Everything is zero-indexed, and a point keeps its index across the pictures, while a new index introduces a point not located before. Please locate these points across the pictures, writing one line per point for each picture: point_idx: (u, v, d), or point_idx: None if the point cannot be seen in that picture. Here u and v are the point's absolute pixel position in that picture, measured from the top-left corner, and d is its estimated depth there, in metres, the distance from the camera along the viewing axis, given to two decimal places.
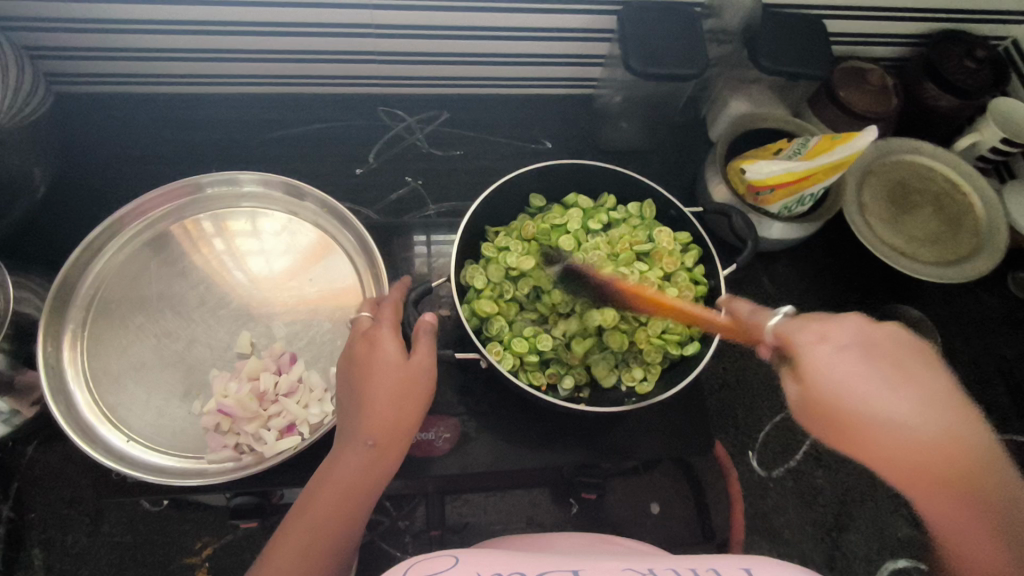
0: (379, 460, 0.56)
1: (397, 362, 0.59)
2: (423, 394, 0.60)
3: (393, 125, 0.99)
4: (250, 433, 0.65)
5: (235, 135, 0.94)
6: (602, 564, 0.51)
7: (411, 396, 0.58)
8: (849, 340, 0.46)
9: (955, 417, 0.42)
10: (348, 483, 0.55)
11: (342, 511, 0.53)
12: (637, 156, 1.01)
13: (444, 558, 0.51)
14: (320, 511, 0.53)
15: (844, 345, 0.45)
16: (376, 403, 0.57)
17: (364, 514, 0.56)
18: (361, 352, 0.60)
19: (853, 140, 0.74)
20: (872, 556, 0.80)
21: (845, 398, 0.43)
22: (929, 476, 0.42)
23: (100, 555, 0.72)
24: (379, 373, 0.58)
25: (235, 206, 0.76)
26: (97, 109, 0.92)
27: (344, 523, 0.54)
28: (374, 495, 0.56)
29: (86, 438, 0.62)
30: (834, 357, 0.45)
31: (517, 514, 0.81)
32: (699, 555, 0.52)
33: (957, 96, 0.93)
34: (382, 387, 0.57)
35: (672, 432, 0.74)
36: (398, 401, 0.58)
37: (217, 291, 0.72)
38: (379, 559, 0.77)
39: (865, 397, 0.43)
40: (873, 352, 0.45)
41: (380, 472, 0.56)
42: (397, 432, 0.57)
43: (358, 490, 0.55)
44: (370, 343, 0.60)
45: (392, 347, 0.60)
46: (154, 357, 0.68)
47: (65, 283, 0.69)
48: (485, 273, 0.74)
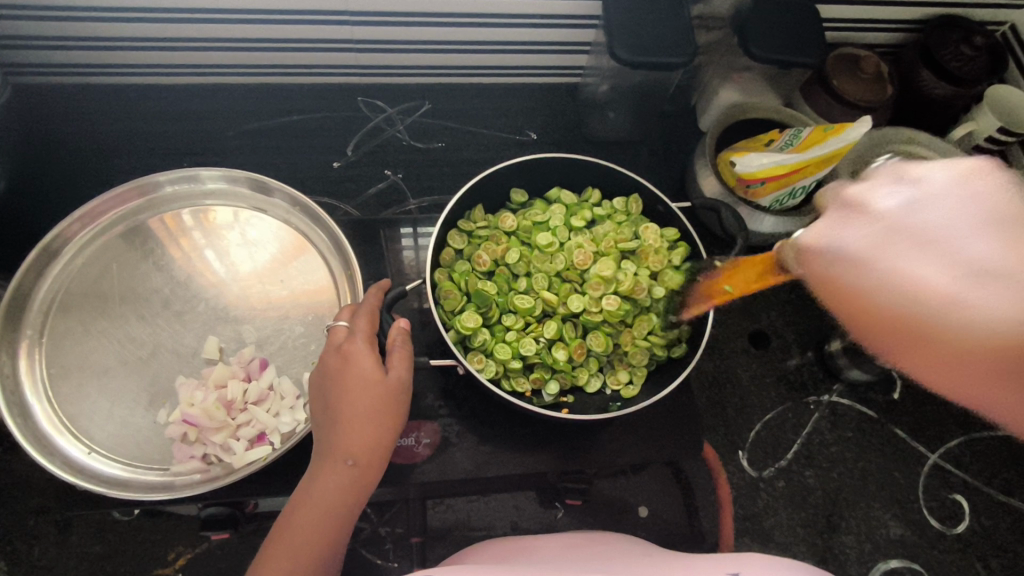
0: (360, 479, 0.54)
1: (374, 378, 0.56)
2: (402, 407, 0.58)
3: (372, 115, 0.95)
4: (218, 444, 0.62)
5: (207, 127, 0.91)
6: None
7: (390, 412, 0.56)
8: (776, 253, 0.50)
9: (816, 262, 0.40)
10: (329, 504, 0.53)
11: (321, 534, 0.53)
12: (625, 148, 0.98)
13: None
14: (298, 536, 0.52)
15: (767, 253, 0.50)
16: (351, 422, 0.55)
17: (348, 530, 0.55)
18: (335, 367, 0.57)
19: (845, 131, 0.71)
20: (864, 558, 0.79)
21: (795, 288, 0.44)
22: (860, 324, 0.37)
23: (67, 568, 0.69)
24: (355, 391, 0.56)
25: (200, 203, 0.73)
26: (61, 100, 0.88)
27: (327, 543, 0.53)
28: (354, 514, 0.55)
29: (44, 451, 0.60)
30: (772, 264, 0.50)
31: (501, 519, 0.79)
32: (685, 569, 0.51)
33: (953, 84, 0.90)
34: (357, 405, 0.55)
35: (660, 435, 0.72)
36: (376, 418, 0.56)
37: (183, 294, 0.69)
38: (359, 567, 0.75)
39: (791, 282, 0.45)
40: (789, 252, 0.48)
41: (362, 489, 0.55)
42: (377, 449, 0.55)
43: (336, 512, 0.54)
44: (344, 358, 0.57)
45: (368, 361, 0.57)
46: (117, 363, 0.65)
47: (20, 288, 0.65)
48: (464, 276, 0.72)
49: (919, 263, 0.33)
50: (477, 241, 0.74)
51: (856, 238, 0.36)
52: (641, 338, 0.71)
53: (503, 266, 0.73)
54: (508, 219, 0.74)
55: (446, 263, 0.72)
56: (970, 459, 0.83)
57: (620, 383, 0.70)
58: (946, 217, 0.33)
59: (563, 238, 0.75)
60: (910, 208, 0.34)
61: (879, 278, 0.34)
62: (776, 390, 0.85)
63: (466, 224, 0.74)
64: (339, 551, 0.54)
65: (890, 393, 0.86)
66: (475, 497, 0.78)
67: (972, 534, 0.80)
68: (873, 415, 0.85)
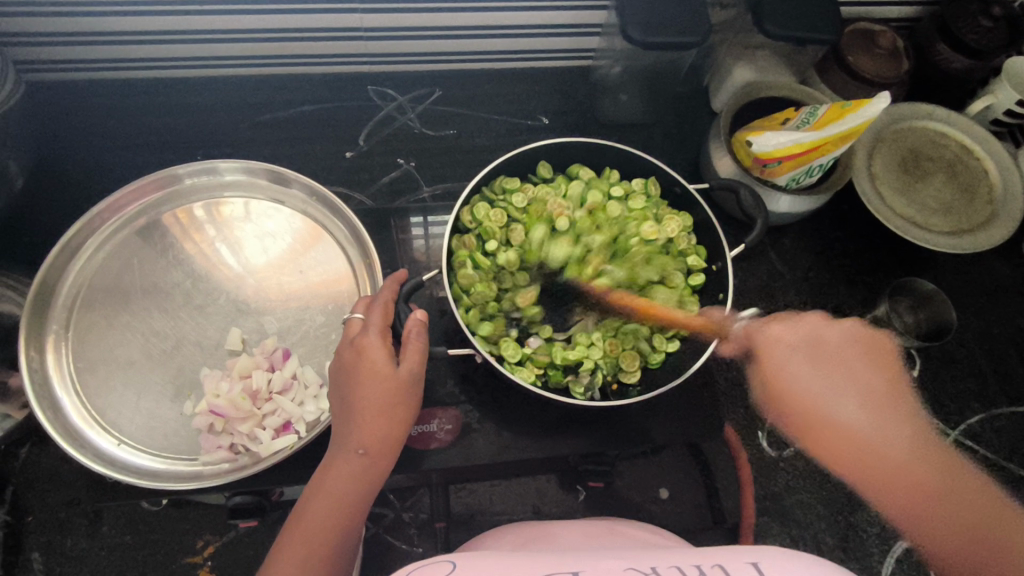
0: (369, 468, 0.55)
1: (384, 369, 0.56)
2: (414, 398, 0.58)
3: (384, 104, 0.95)
4: (244, 433, 0.63)
5: (220, 120, 0.91)
6: (602, 563, 0.50)
7: (401, 404, 0.57)
8: (796, 340, 0.66)
9: (881, 421, 0.62)
10: (341, 492, 0.54)
11: (333, 524, 0.53)
12: (639, 130, 0.98)
13: (443, 564, 0.50)
14: (312, 527, 0.53)
15: (795, 341, 0.66)
16: (364, 414, 0.55)
17: (359, 519, 0.56)
18: (350, 359, 0.58)
19: (864, 108, 0.71)
20: (885, 534, 0.79)
21: (805, 399, 0.64)
22: (891, 488, 0.59)
23: (100, 557, 0.70)
24: (367, 383, 0.56)
25: (219, 196, 0.73)
26: (76, 96, 0.88)
27: (335, 533, 0.53)
28: (365, 506, 0.56)
29: (75, 444, 0.61)
30: (789, 355, 0.66)
31: (522, 504, 0.79)
32: (704, 550, 0.51)
33: (969, 57, 0.89)
34: (370, 398, 0.56)
35: (679, 417, 0.72)
36: (388, 410, 0.56)
37: (204, 285, 0.69)
38: (383, 552, 0.75)
39: (817, 403, 0.63)
40: (812, 352, 0.66)
41: (373, 479, 0.55)
42: (388, 439, 0.56)
43: (349, 501, 0.54)
44: (357, 349, 0.58)
45: (380, 353, 0.57)
46: (142, 357, 0.66)
47: (46, 283, 0.66)
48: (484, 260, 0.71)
49: (802, 383, 0.64)
50: (499, 218, 0.72)
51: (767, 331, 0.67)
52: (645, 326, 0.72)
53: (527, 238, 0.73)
54: (528, 191, 0.74)
55: (463, 237, 0.71)
56: (989, 436, 0.83)
57: (622, 372, 0.70)
58: (822, 390, 0.63)
59: (584, 211, 0.73)
60: (802, 369, 0.65)
61: (826, 411, 0.62)
62: None
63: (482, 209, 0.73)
64: (350, 540, 0.55)
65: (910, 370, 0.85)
66: (496, 482, 0.79)
67: None
68: None
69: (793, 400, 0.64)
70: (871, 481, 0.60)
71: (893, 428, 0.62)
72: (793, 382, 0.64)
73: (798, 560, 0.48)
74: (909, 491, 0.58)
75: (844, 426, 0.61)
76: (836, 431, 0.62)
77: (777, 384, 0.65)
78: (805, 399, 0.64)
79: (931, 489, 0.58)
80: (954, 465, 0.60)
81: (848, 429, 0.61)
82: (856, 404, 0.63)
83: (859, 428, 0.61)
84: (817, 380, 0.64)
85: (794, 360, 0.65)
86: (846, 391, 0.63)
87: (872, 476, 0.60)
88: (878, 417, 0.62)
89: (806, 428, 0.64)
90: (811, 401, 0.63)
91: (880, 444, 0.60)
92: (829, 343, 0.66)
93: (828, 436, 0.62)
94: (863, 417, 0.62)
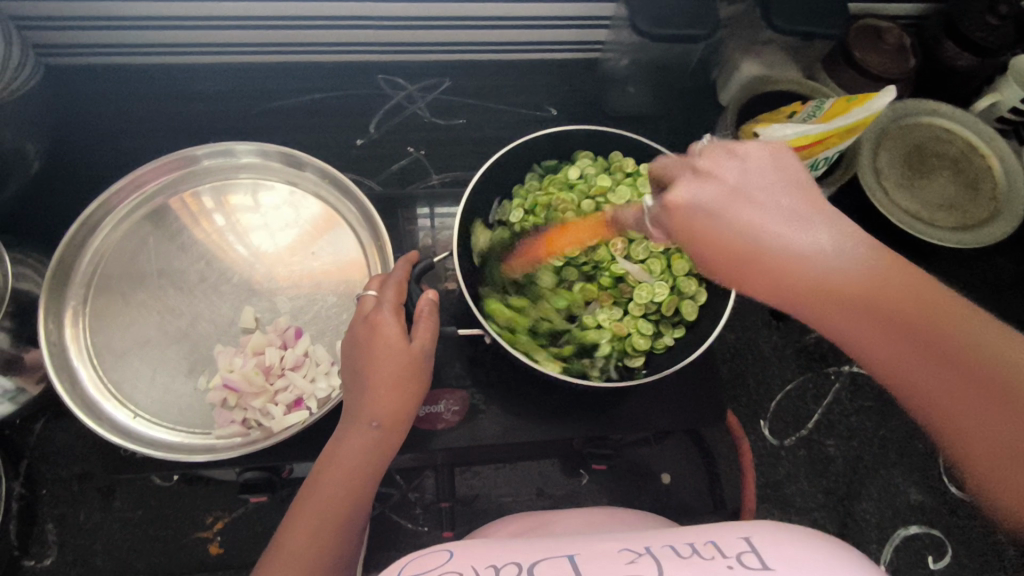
0: (382, 441, 0.57)
1: (398, 345, 0.58)
2: (425, 375, 0.60)
3: (393, 93, 0.96)
4: (257, 408, 0.64)
5: (233, 106, 0.92)
6: (599, 546, 0.49)
7: (413, 379, 0.58)
8: (715, 174, 0.52)
9: (849, 250, 0.48)
10: (355, 464, 0.55)
11: (347, 494, 0.55)
12: (646, 123, 0.99)
13: (440, 553, 0.50)
14: (326, 497, 0.54)
15: (707, 183, 0.52)
16: (377, 388, 0.57)
17: (372, 489, 0.57)
18: (364, 334, 0.59)
19: (870, 102, 0.72)
20: (883, 524, 0.80)
21: (733, 236, 0.50)
22: (882, 309, 0.46)
23: (113, 530, 0.72)
24: (380, 358, 0.57)
25: (234, 178, 0.74)
26: (90, 80, 0.89)
27: (349, 503, 0.55)
28: (377, 478, 0.57)
29: (92, 415, 0.62)
30: (704, 197, 0.52)
31: (526, 486, 0.80)
32: (699, 530, 0.50)
33: (976, 55, 0.90)
34: (383, 372, 0.57)
35: (682, 403, 0.73)
36: (401, 384, 0.58)
37: (219, 265, 0.71)
38: (390, 530, 0.76)
39: (751, 233, 0.49)
40: (744, 185, 0.51)
41: (384, 452, 0.57)
42: (401, 413, 0.57)
43: (362, 472, 0.56)
44: (371, 325, 0.59)
45: (394, 329, 0.58)
46: (158, 334, 0.67)
47: (63, 261, 0.67)
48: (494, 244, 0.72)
49: (754, 215, 0.50)
50: (517, 205, 0.73)
51: (705, 193, 0.52)
52: (652, 312, 0.72)
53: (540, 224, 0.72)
54: (536, 182, 0.75)
55: (486, 228, 0.73)
56: None
57: (630, 358, 0.70)
58: (787, 218, 0.50)
59: (592, 200, 0.72)
60: (763, 193, 0.51)
61: (770, 242, 0.49)
62: (796, 361, 0.86)
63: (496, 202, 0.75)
64: (362, 511, 0.56)
65: None
66: (501, 465, 0.80)
67: None
68: None
69: (734, 241, 0.50)
70: (835, 311, 0.47)
71: (871, 258, 0.47)
72: (698, 218, 0.52)
73: (792, 534, 0.47)
74: (884, 307, 0.46)
75: (816, 263, 0.47)
76: (795, 277, 0.48)
77: (710, 218, 0.51)
78: (740, 229, 0.50)
79: (959, 332, 0.44)
80: (927, 282, 0.46)
81: (828, 279, 0.47)
82: (810, 236, 0.48)
83: (835, 261, 0.47)
84: (737, 214, 0.50)
85: (696, 210, 0.52)
86: (818, 221, 0.49)
87: (843, 310, 0.47)
88: (830, 234, 0.49)
89: (750, 265, 0.50)
90: (743, 237, 0.50)
91: (846, 281, 0.47)
92: (777, 164, 0.52)
93: (775, 268, 0.49)
94: (833, 240, 0.48)
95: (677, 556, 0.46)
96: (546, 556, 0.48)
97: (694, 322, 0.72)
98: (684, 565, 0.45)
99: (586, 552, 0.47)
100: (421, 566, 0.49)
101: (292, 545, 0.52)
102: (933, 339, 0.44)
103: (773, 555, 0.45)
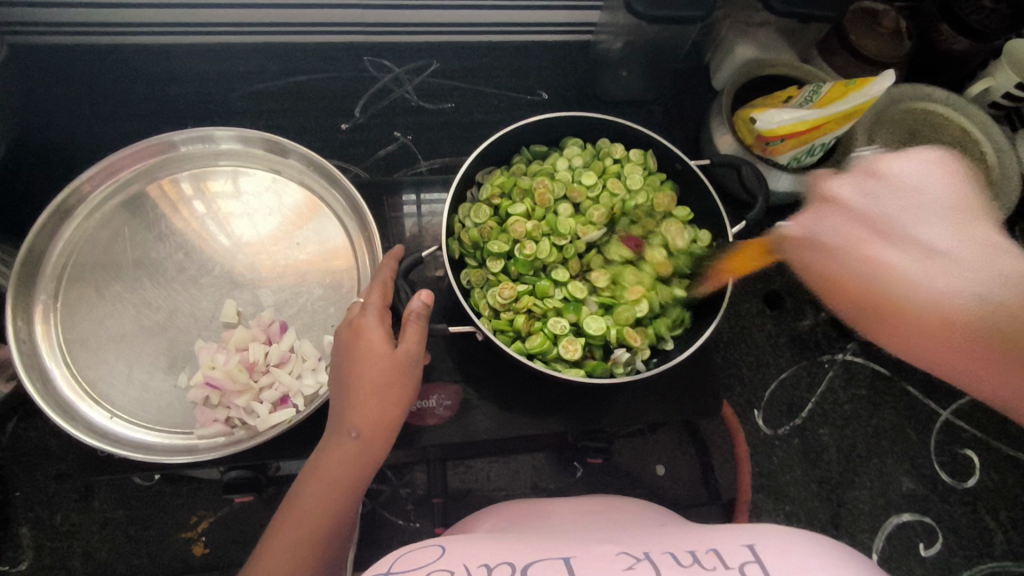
0: (363, 451, 0.54)
1: (381, 350, 0.55)
2: (413, 379, 0.57)
3: (380, 75, 0.93)
4: (241, 407, 0.61)
5: (212, 89, 0.88)
6: (598, 548, 0.48)
7: (398, 384, 0.55)
8: (856, 201, 0.49)
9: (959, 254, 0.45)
10: (335, 474, 0.53)
11: (328, 505, 0.52)
12: (639, 107, 0.97)
13: (432, 548, 0.49)
14: (306, 509, 0.52)
15: (856, 210, 0.49)
16: (359, 395, 0.54)
17: (357, 498, 0.55)
18: (347, 340, 0.56)
19: (868, 86, 0.70)
20: (876, 512, 0.80)
21: (858, 275, 0.49)
22: (927, 333, 0.47)
23: (92, 532, 0.69)
24: (362, 363, 0.55)
25: (214, 165, 0.71)
26: (60, 61, 0.85)
27: (331, 512, 0.53)
28: (363, 485, 0.55)
29: (66, 416, 0.59)
30: (851, 223, 0.50)
31: (520, 480, 0.79)
32: (699, 536, 0.49)
33: (971, 38, 0.89)
34: (365, 378, 0.54)
35: (679, 395, 0.72)
36: (383, 391, 0.55)
37: (199, 256, 0.68)
38: (380, 527, 0.75)
39: (859, 266, 0.48)
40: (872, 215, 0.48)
41: (368, 461, 0.54)
42: (384, 420, 0.55)
43: (343, 482, 0.53)
44: (354, 330, 0.56)
45: (376, 334, 0.56)
46: (134, 329, 0.64)
47: (33, 251, 0.64)
48: (477, 220, 0.68)
49: (890, 254, 0.47)
50: (503, 182, 0.69)
51: (830, 232, 0.50)
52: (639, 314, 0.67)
53: (528, 212, 0.69)
54: (522, 167, 0.71)
55: (471, 205, 0.68)
56: (980, 416, 0.84)
57: (633, 356, 0.66)
58: (941, 240, 0.46)
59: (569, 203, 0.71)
60: (903, 223, 0.47)
61: (910, 287, 0.46)
62: (790, 350, 0.85)
63: (484, 177, 0.70)
64: (344, 521, 0.54)
65: None
66: (494, 458, 0.79)
67: (982, 488, 0.81)
68: (886, 373, 0.85)
69: (863, 287, 0.49)
70: (920, 340, 0.48)
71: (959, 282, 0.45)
72: (842, 267, 0.49)
73: (795, 544, 0.46)
74: (959, 330, 0.45)
75: (834, 280, 0.50)
76: (906, 313, 0.47)
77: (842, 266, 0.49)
78: (894, 280, 0.47)
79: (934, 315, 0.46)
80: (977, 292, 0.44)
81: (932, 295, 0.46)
82: (1019, 264, 0.45)
83: (978, 296, 0.44)
84: (863, 261, 0.48)
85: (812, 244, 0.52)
86: (980, 221, 0.47)
87: (910, 332, 0.48)
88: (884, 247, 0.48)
89: (884, 309, 0.48)
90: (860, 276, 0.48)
91: (994, 320, 0.44)
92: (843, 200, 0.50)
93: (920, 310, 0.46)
94: (908, 261, 0.47)
95: (677, 564, 0.45)
96: (540, 558, 0.47)
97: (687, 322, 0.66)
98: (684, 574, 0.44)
99: (583, 554, 0.46)
100: (413, 561, 0.48)
101: (274, 560, 0.51)
102: (930, 315, 0.46)
103: (778, 566, 0.43)
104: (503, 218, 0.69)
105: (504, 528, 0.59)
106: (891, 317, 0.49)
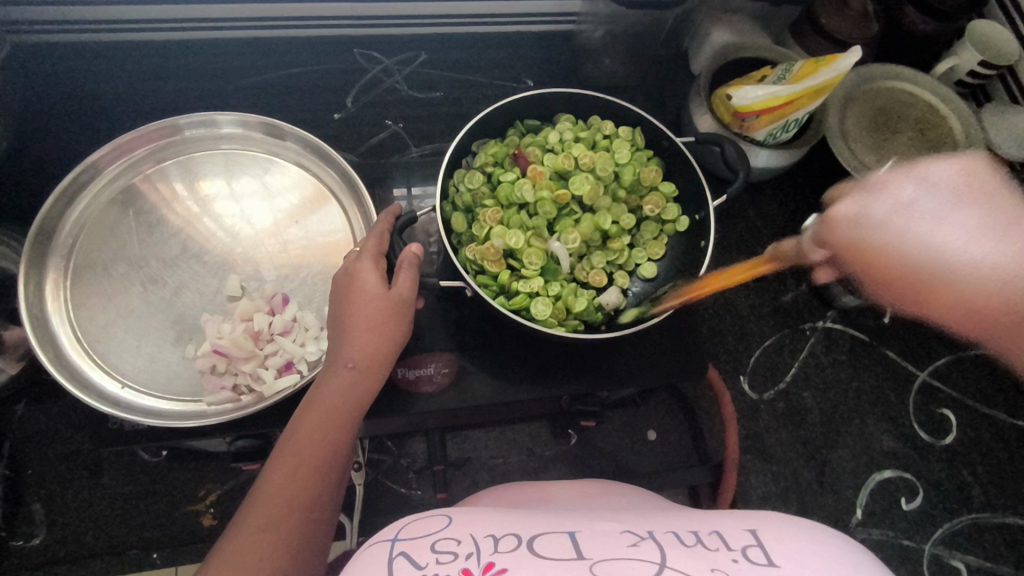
0: (359, 382, 0.57)
1: (374, 291, 0.59)
2: (405, 320, 0.60)
3: (369, 67, 0.96)
4: (247, 372, 0.65)
5: (207, 83, 0.91)
6: (600, 526, 0.49)
7: (391, 321, 0.59)
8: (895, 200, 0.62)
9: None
10: (333, 400, 0.56)
11: (326, 432, 0.54)
12: (621, 93, 1.00)
13: (438, 518, 0.50)
14: (302, 435, 0.54)
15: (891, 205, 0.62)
16: (354, 330, 0.58)
17: (353, 433, 0.57)
18: (344, 284, 0.60)
19: (837, 62, 0.74)
20: (859, 469, 0.84)
21: (903, 255, 0.59)
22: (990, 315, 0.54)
23: (102, 507, 0.71)
24: (358, 302, 0.58)
25: (216, 148, 0.74)
26: (58, 58, 0.87)
27: (328, 437, 0.54)
28: (358, 418, 0.57)
29: (79, 385, 0.62)
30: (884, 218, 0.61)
31: (516, 448, 0.82)
32: (702, 517, 0.50)
33: (938, 20, 0.93)
34: (360, 315, 0.58)
35: (667, 358, 0.74)
36: (377, 327, 0.58)
37: (203, 234, 0.70)
38: (382, 495, 0.77)
39: (899, 242, 0.59)
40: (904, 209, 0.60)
41: (365, 392, 0.57)
42: (377, 355, 0.58)
43: (341, 409, 0.56)
44: (350, 274, 0.60)
45: (371, 275, 0.59)
46: (142, 304, 0.67)
47: (43, 230, 0.67)
48: (471, 188, 0.70)
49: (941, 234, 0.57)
50: (497, 152, 0.72)
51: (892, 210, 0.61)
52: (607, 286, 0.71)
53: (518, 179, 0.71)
54: (515, 138, 0.74)
55: (465, 171, 0.72)
56: (957, 377, 0.88)
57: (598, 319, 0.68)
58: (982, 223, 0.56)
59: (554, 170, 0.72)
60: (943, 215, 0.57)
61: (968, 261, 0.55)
62: (772, 319, 0.89)
63: (480, 147, 0.74)
64: (342, 451, 0.55)
65: (882, 317, 0.90)
66: (491, 428, 0.82)
67: (959, 445, 0.85)
68: (865, 338, 0.89)
69: (912, 267, 0.58)
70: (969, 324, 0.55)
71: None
72: (885, 244, 0.61)
73: (799, 531, 0.46)
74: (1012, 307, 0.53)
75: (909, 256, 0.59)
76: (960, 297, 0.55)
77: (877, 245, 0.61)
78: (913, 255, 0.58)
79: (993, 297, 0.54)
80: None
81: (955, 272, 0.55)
82: None
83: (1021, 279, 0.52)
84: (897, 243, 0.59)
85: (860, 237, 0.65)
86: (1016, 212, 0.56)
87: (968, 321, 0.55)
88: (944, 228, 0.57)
89: (944, 298, 0.56)
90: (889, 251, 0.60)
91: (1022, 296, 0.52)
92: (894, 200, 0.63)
93: (965, 289, 0.54)
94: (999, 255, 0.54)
95: (680, 543, 0.45)
96: (544, 531, 0.48)
97: (650, 279, 0.74)
98: (687, 552, 0.44)
99: (587, 529, 0.47)
100: (418, 530, 0.49)
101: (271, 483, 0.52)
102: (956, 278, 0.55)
103: (782, 550, 0.44)
104: (495, 185, 0.71)
105: (503, 499, 0.61)
106: (944, 299, 0.56)
